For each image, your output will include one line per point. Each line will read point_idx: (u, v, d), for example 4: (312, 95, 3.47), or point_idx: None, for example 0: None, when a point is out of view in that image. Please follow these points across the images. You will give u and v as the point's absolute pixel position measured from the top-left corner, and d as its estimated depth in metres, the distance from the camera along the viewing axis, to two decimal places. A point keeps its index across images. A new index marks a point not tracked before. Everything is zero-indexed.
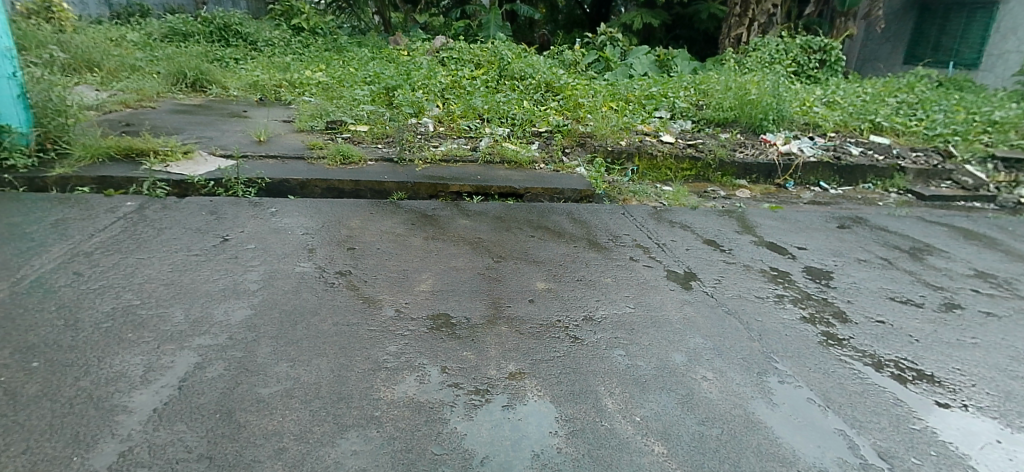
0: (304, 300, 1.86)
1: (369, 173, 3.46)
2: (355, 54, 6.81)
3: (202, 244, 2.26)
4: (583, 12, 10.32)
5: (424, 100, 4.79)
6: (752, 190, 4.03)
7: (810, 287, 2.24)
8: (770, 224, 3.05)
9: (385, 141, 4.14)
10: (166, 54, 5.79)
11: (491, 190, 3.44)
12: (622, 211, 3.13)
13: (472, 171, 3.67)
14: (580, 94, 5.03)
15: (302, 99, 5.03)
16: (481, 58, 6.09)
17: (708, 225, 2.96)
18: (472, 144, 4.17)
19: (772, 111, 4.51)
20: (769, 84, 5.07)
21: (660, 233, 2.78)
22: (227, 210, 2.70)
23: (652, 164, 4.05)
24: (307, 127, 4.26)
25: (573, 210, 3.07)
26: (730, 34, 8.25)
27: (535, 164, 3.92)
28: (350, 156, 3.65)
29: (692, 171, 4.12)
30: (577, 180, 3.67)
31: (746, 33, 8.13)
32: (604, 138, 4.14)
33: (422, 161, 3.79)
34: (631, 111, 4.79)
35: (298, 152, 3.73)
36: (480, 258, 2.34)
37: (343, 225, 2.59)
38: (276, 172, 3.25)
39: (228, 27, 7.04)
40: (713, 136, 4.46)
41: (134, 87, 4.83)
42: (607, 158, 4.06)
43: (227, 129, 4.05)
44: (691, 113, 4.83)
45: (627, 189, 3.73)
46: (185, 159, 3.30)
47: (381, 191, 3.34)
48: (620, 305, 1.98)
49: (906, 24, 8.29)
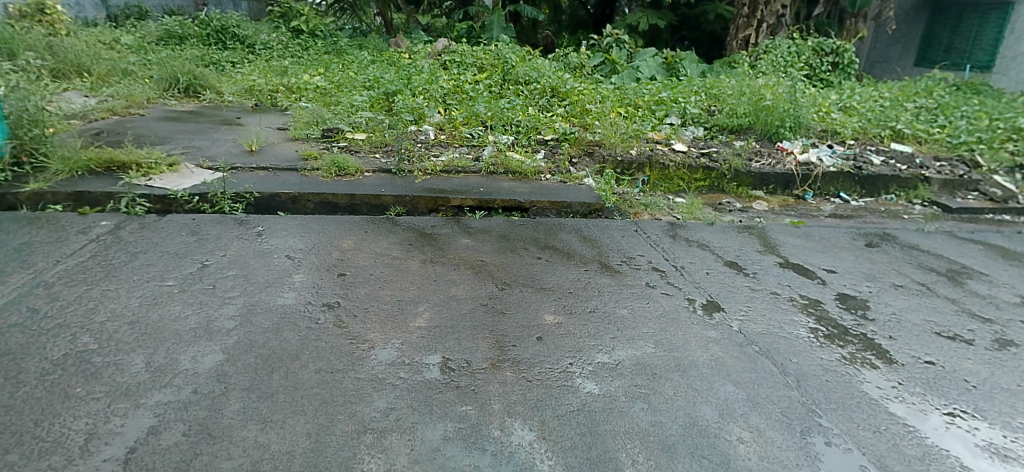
0: (284, 340, 1.67)
1: (366, 185, 3.26)
2: (355, 56, 6.62)
3: (179, 270, 2.07)
4: (587, 13, 10.10)
5: (425, 105, 4.60)
6: (770, 202, 3.82)
7: (846, 320, 2.02)
8: (793, 242, 2.84)
9: (383, 150, 3.94)
10: (159, 58, 5.60)
11: (494, 204, 3.24)
12: (633, 227, 2.92)
13: (474, 183, 3.47)
14: (587, 99, 4.83)
15: (299, 105, 4.84)
16: (484, 61, 5.89)
17: (727, 243, 2.76)
18: (475, 153, 3.97)
19: (789, 117, 4.29)
20: (784, 89, 4.86)
21: (677, 253, 2.57)
22: (210, 230, 2.52)
23: (664, 174, 3.85)
24: (302, 135, 4.06)
25: (582, 226, 2.87)
26: (739, 35, 8.03)
27: (540, 174, 3.71)
28: (346, 167, 3.46)
29: (706, 181, 3.90)
30: (585, 192, 3.46)
31: (754, 34, 7.89)
32: (614, 146, 3.93)
33: (421, 171, 3.58)
34: (640, 117, 4.59)
35: (291, 163, 3.53)
36: (482, 285, 2.14)
37: (335, 247, 2.40)
38: (266, 186, 3.06)
39: (225, 29, 6.85)
40: (728, 144, 4.25)
41: (125, 92, 4.64)
42: (617, 169, 3.85)
43: (218, 138, 3.85)
44: (703, 119, 4.63)
45: (638, 201, 3.52)
46: (170, 171, 3.10)
47: (378, 205, 3.15)
48: (639, 344, 1.77)
49: (917, 26, 8.06)
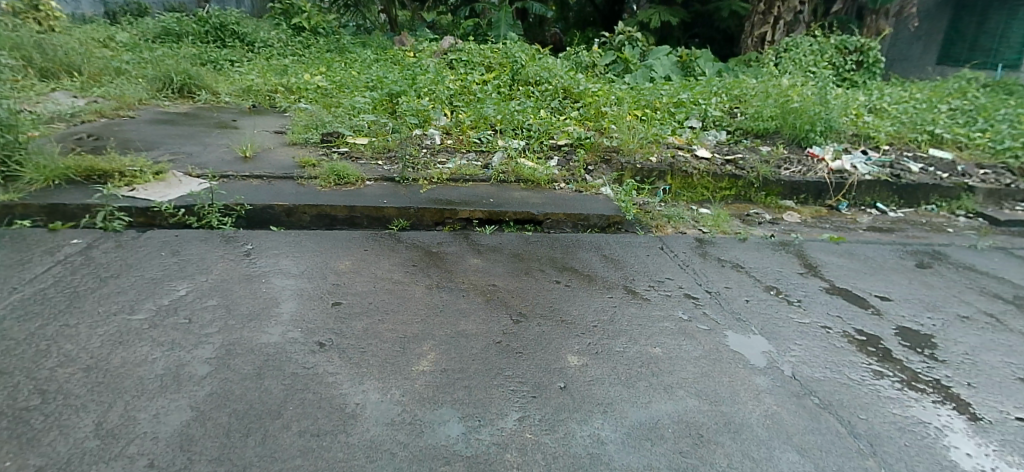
0: (265, 392, 1.43)
1: (367, 196, 3.03)
2: (357, 55, 6.38)
3: (152, 299, 1.83)
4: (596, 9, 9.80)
5: (431, 108, 4.35)
6: (801, 212, 3.55)
7: (915, 363, 1.75)
8: (836, 261, 2.58)
9: (386, 156, 3.70)
10: (154, 56, 5.37)
11: (505, 216, 3.00)
12: (659, 243, 2.67)
13: (484, 192, 3.23)
14: (602, 101, 4.56)
15: (298, 107, 4.61)
16: (492, 60, 5.63)
17: (763, 263, 2.50)
18: (484, 160, 3.72)
19: (820, 120, 4.01)
20: (812, 91, 4.58)
21: (709, 276, 2.31)
22: (194, 248, 2.28)
23: (686, 183, 3.60)
24: (300, 139, 3.82)
25: (603, 243, 2.62)
26: (754, 33, 7.74)
27: (554, 183, 3.46)
28: (346, 175, 3.23)
29: (732, 190, 3.64)
30: (603, 204, 3.21)
31: (771, 32, 7.59)
32: (632, 153, 3.67)
33: (427, 180, 3.35)
34: (659, 120, 4.33)
35: (288, 170, 3.29)
36: (495, 316, 1.90)
37: (331, 270, 2.16)
38: (259, 197, 2.82)
39: (225, 26, 6.60)
40: (754, 150, 3.98)
41: (116, 93, 4.43)
42: (636, 177, 3.59)
43: (211, 142, 3.61)
44: (725, 122, 4.38)
45: (660, 213, 3.27)
46: (156, 181, 2.87)
47: (379, 218, 2.91)
48: (679, 395, 1.52)
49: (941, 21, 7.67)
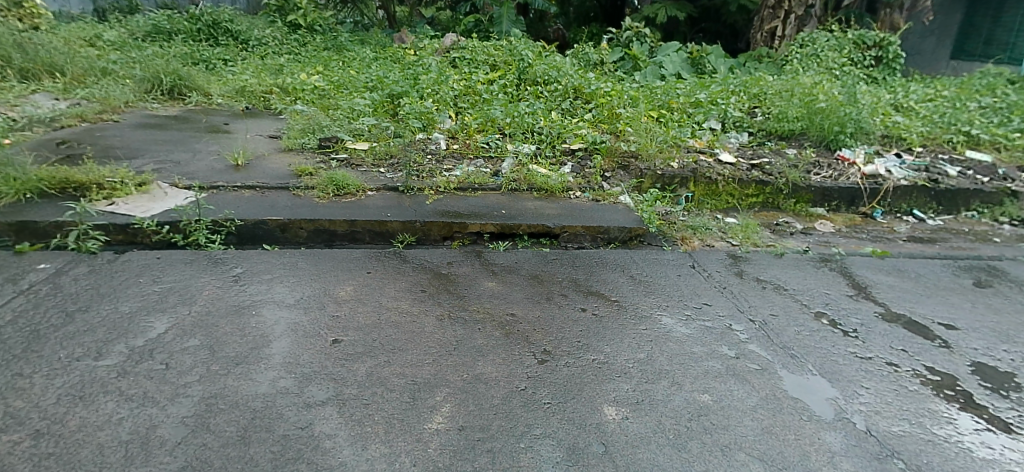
0: (251, 464, 1.19)
1: (370, 208, 2.80)
2: (356, 53, 6.13)
3: (123, 337, 1.58)
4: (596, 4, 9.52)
5: (435, 110, 4.11)
6: (833, 221, 3.32)
7: (1005, 411, 1.51)
8: (887, 280, 2.35)
9: (388, 163, 3.47)
10: (142, 55, 5.11)
11: (519, 230, 2.78)
12: (690, 260, 2.45)
13: (495, 203, 3.01)
14: (616, 102, 4.33)
15: (293, 108, 4.38)
16: (497, 58, 5.39)
17: (807, 283, 2.27)
18: (492, 166, 3.49)
19: (850, 122, 3.78)
20: (837, 89, 4.34)
21: (750, 299, 2.09)
22: (176, 271, 2.03)
23: (710, 190, 3.37)
24: (296, 145, 3.59)
25: (628, 261, 2.40)
26: (764, 28, 7.48)
27: (569, 191, 3.24)
28: (346, 185, 3.00)
29: (759, 197, 3.41)
30: (623, 215, 2.98)
31: (781, 27, 7.31)
32: (652, 158, 3.44)
33: (433, 189, 3.12)
34: (677, 122, 4.09)
35: (282, 180, 3.05)
36: (516, 354, 1.66)
37: (329, 298, 1.92)
38: (251, 211, 2.59)
39: (217, 24, 6.33)
40: (779, 154, 3.75)
41: (101, 94, 4.19)
42: (656, 184, 3.36)
43: (200, 149, 3.37)
44: (746, 123, 4.17)
45: (685, 224, 3.04)
46: (139, 193, 2.63)
47: (382, 233, 2.69)
48: (742, 461, 1.28)
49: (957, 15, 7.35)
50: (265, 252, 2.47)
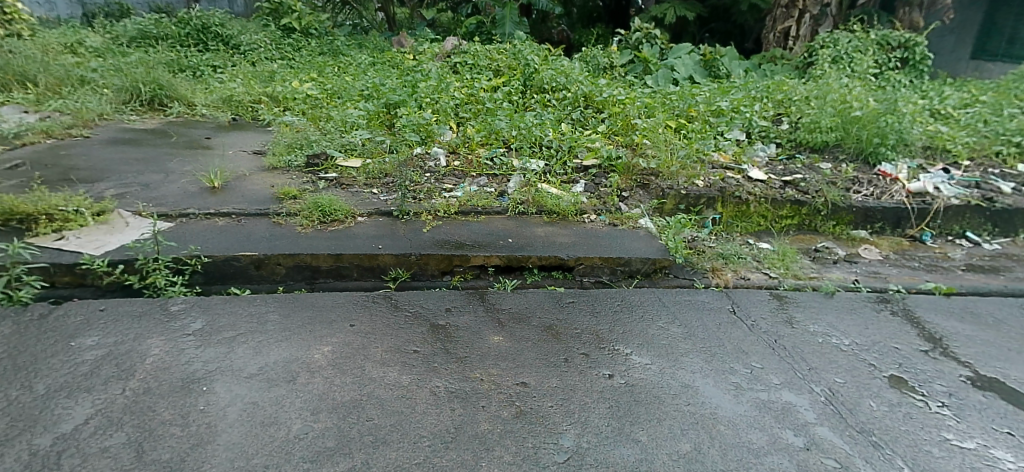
0: None
1: (359, 239, 2.47)
2: (352, 59, 5.81)
3: (30, 435, 1.25)
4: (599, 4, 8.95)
5: (434, 121, 3.77)
6: (879, 245, 2.98)
7: None
8: (962, 328, 2.00)
9: (382, 182, 3.15)
10: (124, 62, 4.79)
11: (528, 262, 2.46)
12: (728, 302, 2.11)
13: (502, 231, 2.68)
14: (630, 110, 3.99)
15: (282, 120, 4.06)
16: (501, 63, 5.06)
17: (870, 332, 1.92)
18: (497, 185, 3.16)
19: (891, 133, 3.43)
20: (871, 95, 3.98)
21: (808, 358, 1.75)
22: (119, 327, 1.70)
23: (740, 211, 3.03)
24: (280, 163, 3.26)
25: (657, 304, 2.06)
26: (776, 28, 7.07)
27: (583, 215, 2.91)
28: (333, 210, 2.66)
29: (795, 218, 3.07)
30: (645, 242, 2.64)
31: (795, 26, 6.89)
32: (675, 176, 3.10)
33: (430, 213, 2.79)
34: (698, 132, 3.75)
35: (262, 204, 2.72)
36: (531, 448, 1.32)
37: (301, 366, 1.59)
38: (222, 245, 2.26)
39: (206, 27, 6.00)
40: (813, 169, 3.42)
41: (73, 106, 3.88)
42: (679, 205, 3.02)
43: (173, 168, 3.04)
44: (774, 133, 3.84)
45: (715, 252, 2.70)
46: (95, 223, 2.30)
47: (373, 268, 2.36)
48: None
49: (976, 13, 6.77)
50: (235, 294, 2.14)
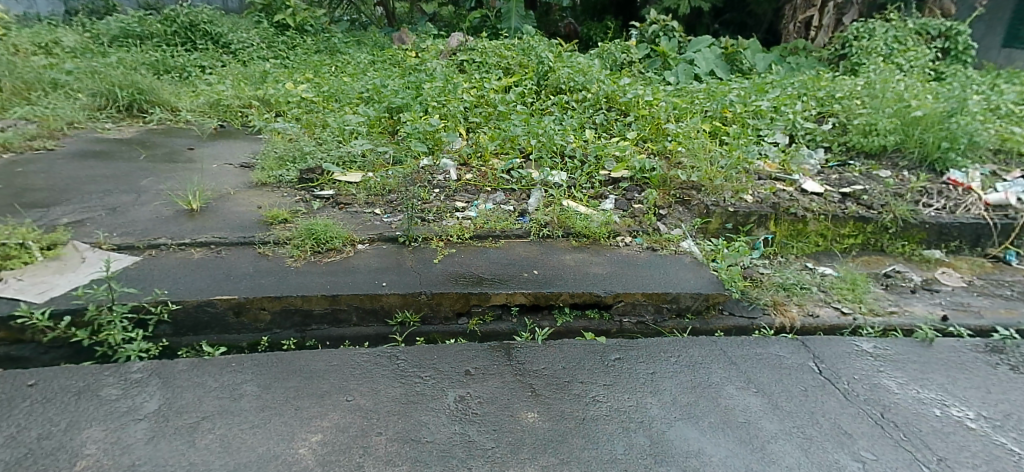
0: None
1: (361, 275, 2.10)
2: (350, 57, 5.43)
3: None
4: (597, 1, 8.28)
5: (442, 128, 3.39)
6: (958, 268, 2.59)
7: None
8: None
9: (386, 199, 2.78)
10: (102, 64, 4.42)
11: (557, 301, 2.08)
12: (808, 355, 1.72)
13: (525, 260, 2.31)
14: (658, 112, 3.60)
15: (274, 127, 3.69)
16: (510, 60, 4.67)
17: (995, 399, 1.55)
18: (517, 203, 2.79)
19: (962, 137, 3.02)
20: (927, 93, 3.58)
21: (932, 443, 1.38)
22: (48, 411, 1.33)
23: (795, 230, 2.64)
24: (270, 179, 2.89)
25: (723, 360, 1.68)
26: (797, 18, 6.59)
27: (616, 237, 2.53)
28: (329, 238, 2.29)
29: (858, 237, 2.68)
30: (693, 272, 2.27)
31: (818, 15, 6.40)
32: (720, 190, 2.71)
33: (442, 239, 2.43)
34: (737, 137, 3.35)
35: (247, 231, 2.34)
36: None
37: (281, 470, 1.22)
38: (194, 287, 1.88)
39: (195, 26, 5.63)
40: (871, 179, 3.03)
41: (42, 113, 3.51)
42: (726, 224, 2.63)
43: (147, 186, 2.66)
44: (821, 137, 3.45)
45: (773, 281, 2.32)
46: (42, 261, 1.93)
47: (375, 311, 1.98)
48: None
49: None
50: (208, 355, 1.76)
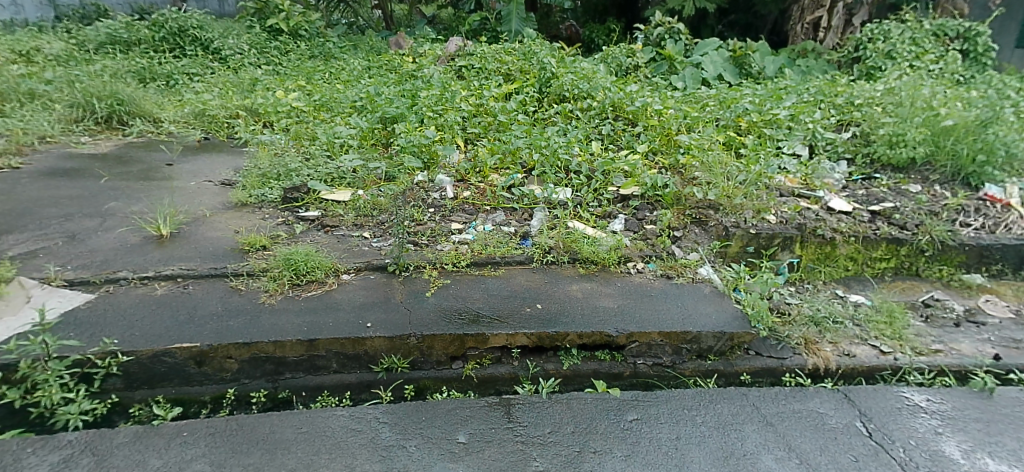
0: None
1: (343, 312, 1.88)
2: (344, 62, 5.22)
3: None
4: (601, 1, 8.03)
5: (437, 140, 3.17)
6: (1003, 295, 2.36)
7: None
8: None
9: (376, 221, 2.56)
10: (83, 73, 4.21)
11: (563, 341, 1.85)
12: (853, 412, 1.50)
13: (528, 291, 2.09)
14: (668, 121, 3.37)
15: (260, 139, 3.47)
16: (511, 66, 4.44)
17: None
18: (518, 224, 2.57)
19: (999, 149, 2.79)
20: (956, 100, 3.34)
21: None
22: None
23: (823, 253, 2.41)
24: (251, 199, 2.68)
25: (757, 419, 1.46)
26: (805, 18, 6.34)
27: (627, 262, 2.30)
28: (311, 268, 2.07)
29: (891, 261, 2.45)
30: (713, 304, 2.05)
31: (827, 16, 6.15)
32: (740, 210, 2.49)
33: (436, 267, 2.20)
34: (754, 148, 3.12)
35: (220, 260, 2.13)
36: None
37: None
38: (151, 332, 1.68)
39: (184, 31, 5.41)
40: (901, 194, 2.79)
41: (12, 127, 3.30)
42: (747, 247, 2.40)
43: (115, 210, 2.46)
44: (842, 148, 3.22)
45: (802, 313, 2.09)
46: None
47: (358, 356, 1.77)
48: None
49: None
50: (159, 418, 1.58)
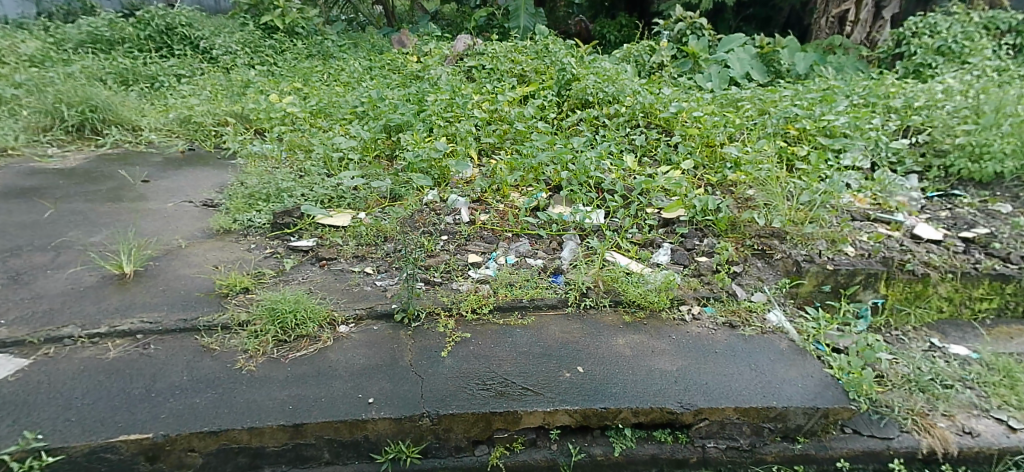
0: None
1: (338, 382, 1.49)
2: (343, 62, 4.84)
3: None
4: None
5: (449, 154, 2.80)
6: None
7: None
8: None
9: (381, 252, 2.18)
10: (58, 75, 3.85)
11: (614, 420, 1.48)
12: None
13: (566, 346, 1.70)
14: (710, 128, 2.98)
15: (251, 149, 3.10)
16: (525, 66, 4.05)
17: None
18: (546, 255, 2.19)
19: None
20: None
21: None
22: None
23: (914, 292, 2.01)
24: (236, 225, 2.31)
25: None
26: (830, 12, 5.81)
27: (681, 305, 1.92)
28: (302, 320, 1.68)
29: (995, 299, 2.05)
30: (796, 364, 1.66)
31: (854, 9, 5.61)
32: (810, 241, 2.12)
33: (452, 314, 1.82)
34: (811, 161, 2.73)
35: (193, 308, 1.76)
36: None
37: None
38: (92, 417, 1.32)
39: (172, 29, 5.04)
40: (992, 216, 2.40)
41: None
42: (823, 286, 1.99)
43: (73, 241, 2.09)
44: (911, 161, 2.83)
45: (904, 373, 1.69)
46: None
47: (356, 443, 1.41)
48: None
49: None
50: None
